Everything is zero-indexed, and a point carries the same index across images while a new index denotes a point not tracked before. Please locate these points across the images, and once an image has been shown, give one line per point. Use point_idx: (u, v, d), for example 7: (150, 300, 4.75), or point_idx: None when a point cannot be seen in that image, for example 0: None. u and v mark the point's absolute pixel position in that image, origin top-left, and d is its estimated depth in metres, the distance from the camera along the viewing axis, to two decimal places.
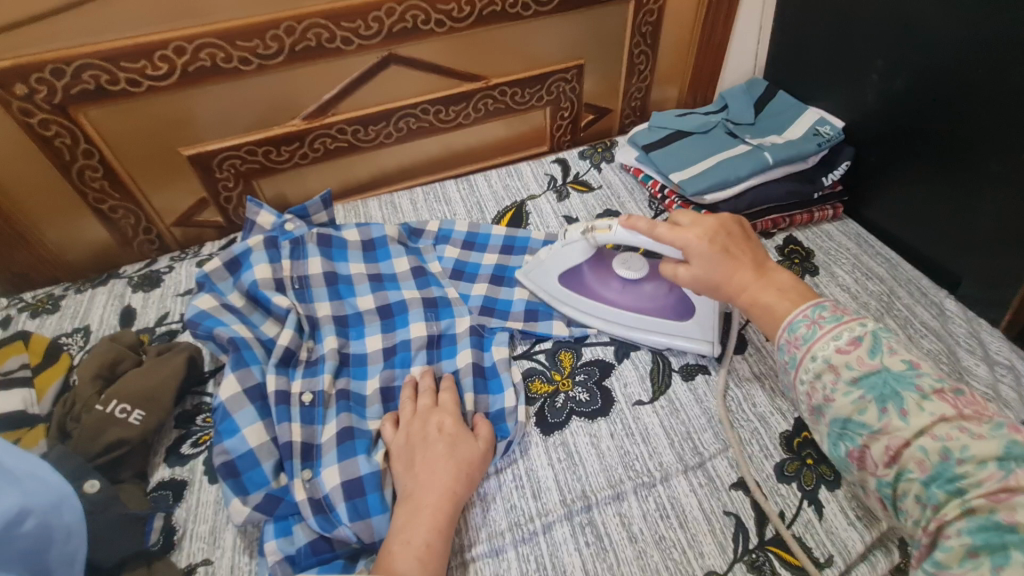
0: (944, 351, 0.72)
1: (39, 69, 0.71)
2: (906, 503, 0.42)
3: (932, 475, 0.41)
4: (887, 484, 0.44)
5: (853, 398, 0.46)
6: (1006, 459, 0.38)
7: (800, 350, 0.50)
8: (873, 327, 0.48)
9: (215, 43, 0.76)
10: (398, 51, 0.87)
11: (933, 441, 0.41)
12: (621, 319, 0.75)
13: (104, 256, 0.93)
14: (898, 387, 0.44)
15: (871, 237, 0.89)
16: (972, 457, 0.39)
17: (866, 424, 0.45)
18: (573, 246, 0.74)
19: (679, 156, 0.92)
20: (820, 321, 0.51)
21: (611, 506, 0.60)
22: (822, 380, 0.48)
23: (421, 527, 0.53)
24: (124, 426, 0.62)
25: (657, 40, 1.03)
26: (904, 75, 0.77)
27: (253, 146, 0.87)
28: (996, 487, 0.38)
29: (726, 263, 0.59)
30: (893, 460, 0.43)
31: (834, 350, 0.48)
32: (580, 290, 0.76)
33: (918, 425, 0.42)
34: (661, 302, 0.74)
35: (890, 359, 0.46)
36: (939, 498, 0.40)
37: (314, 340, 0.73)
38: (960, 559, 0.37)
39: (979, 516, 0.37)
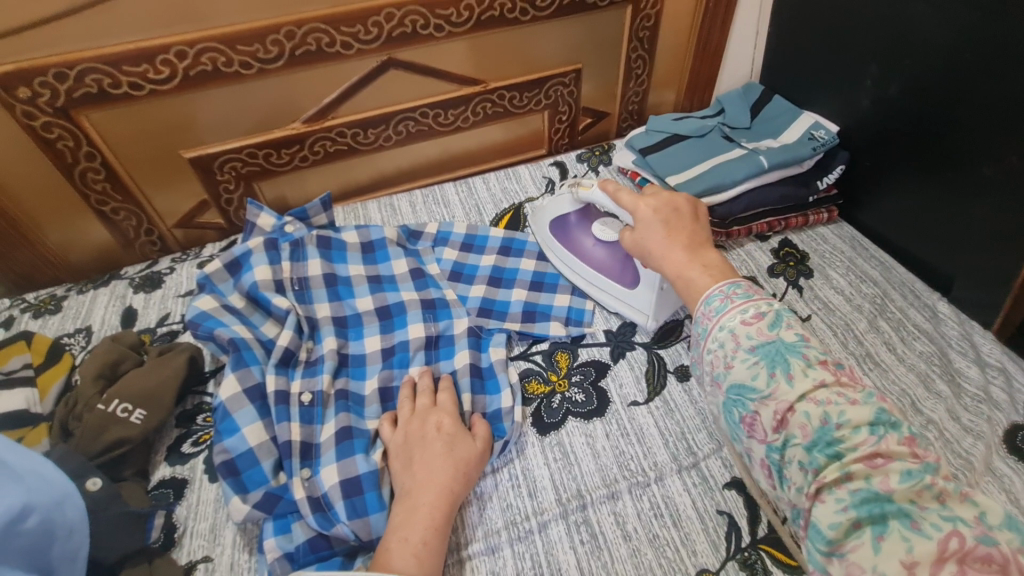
0: (936, 353, 0.73)
1: (43, 73, 0.72)
2: (791, 469, 0.47)
3: (813, 441, 0.45)
4: (775, 450, 0.48)
5: (749, 363, 0.50)
6: (876, 424, 0.44)
7: (711, 322, 0.55)
8: (776, 306, 0.53)
9: (217, 47, 0.77)
10: (397, 55, 0.87)
11: (815, 407, 0.46)
12: (580, 268, 0.81)
13: (106, 257, 0.93)
14: (787, 354, 0.49)
15: (866, 240, 0.90)
16: (849, 422, 0.44)
17: (757, 389, 0.49)
18: (563, 197, 0.83)
19: (675, 160, 0.93)
20: (732, 296, 0.55)
21: (606, 504, 0.61)
22: (725, 349, 0.52)
23: (419, 525, 0.54)
24: (125, 425, 0.62)
25: (655, 45, 1.04)
26: (898, 80, 0.78)
27: (254, 149, 0.88)
28: (869, 452, 0.43)
29: (662, 232, 0.65)
30: (781, 426, 0.47)
31: (740, 322, 0.53)
32: (560, 236, 0.83)
33: (802, 390, 0.47)
34: (618, 265, 0.78)
35: (785, 332, 0.51)
36: (820, 462, 0.44)
37: (313, 340, 0.74)
38: (845, 527, 0.41)
39: (859, 485, 0.42)
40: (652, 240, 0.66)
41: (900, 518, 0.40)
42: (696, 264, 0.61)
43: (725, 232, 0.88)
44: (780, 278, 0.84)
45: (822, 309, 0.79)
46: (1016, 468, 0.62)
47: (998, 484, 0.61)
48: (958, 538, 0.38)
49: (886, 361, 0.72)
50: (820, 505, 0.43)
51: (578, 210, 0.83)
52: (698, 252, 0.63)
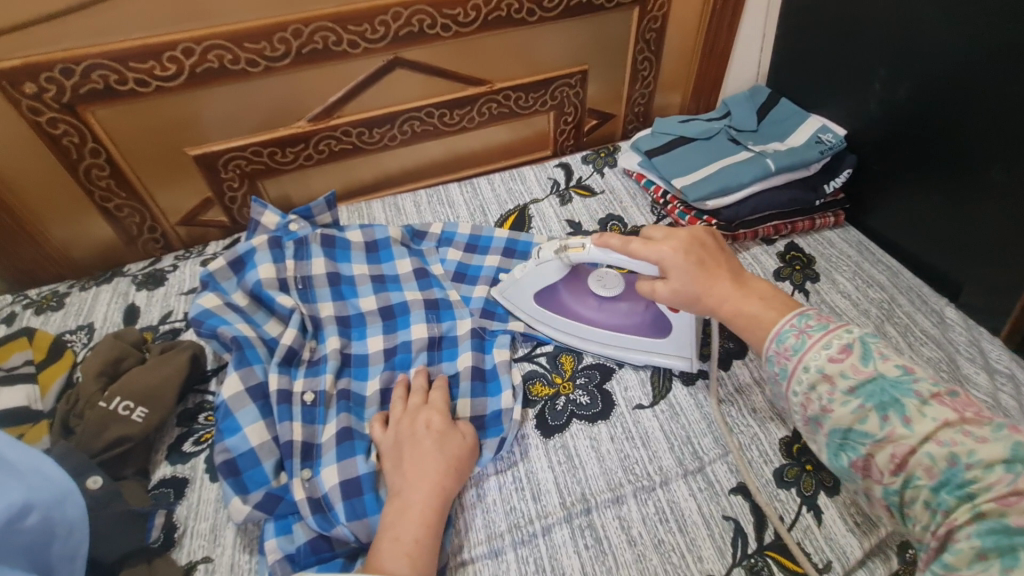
0: (944, 359, 0.72)
1: (49, 69, 0.71)
2: (915, 510, 0.41)
3: (941, 481, 0.39)
4: (895, 494, 0.42)
5: (851, 407, 0.44)
6: (1015, 461, 0.37)
7: (792, 361, 0.49)
8: (861, 333, 0.47)
9: (224, 45, 0.76)
10: (403, 55, 0.87)
11: (940, 448, 0.40)
12: (598, 334, 0.73)
13: (109, 255, 0.93)
14: (896, 394, 0.43)
15: (872, 245, 0.89)
16: (980, 462, 0.38)
17: (868, 434, 0.43)
18: (547, 264, 0.72)
19: (681, 162, 0.93)
20: (808, 330, 0.49)
21: (611, 509, 0.60)
22: (818, 392, 0.46)
23: (409, 524, 0.53)
24: (126, 423, 0.62)
25: (661, 47, 1.04)
26: (906, 84, 0.78)
27: (259, 147, 0.88)
28: (1006, 491, 0.36)
29: (701, 275, 0.58)
30: (900, 468, 0.41)
31: (827, 360, 0.47)
32: (557, 308, 0.75)
33: (922, 432, 0.41)
34: (637, 317, 0.72)
35: (884, 365, 0.45)
36: (950, 503, 0.38)
37: (317, 340, 0.74)
38: (971, 562, 0.36)
39: (990, 520, 0.36)
40: (694, 286, 0.58)
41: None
42: (752, 300, 0.55)
43: (730, 234, 0.88)
44: (786, 282, 0.83)
45: (829, 314, 0.79)
46: None
47: None
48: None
49: None
50: (950, 542, 0.37)
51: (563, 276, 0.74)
52: (745, 287, 0.57)
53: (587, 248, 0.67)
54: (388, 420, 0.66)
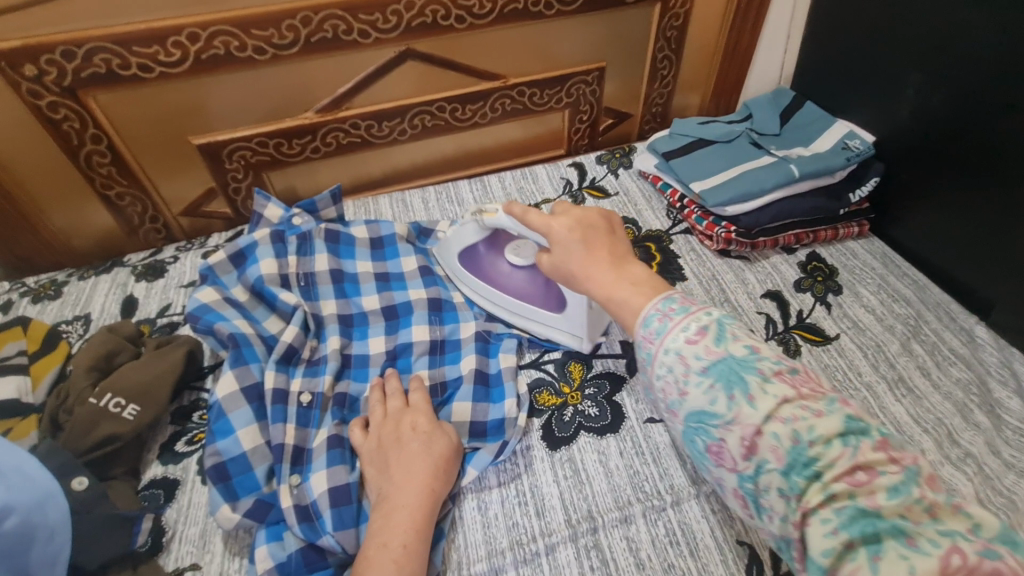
0: (974, 381, 0.69)
1: (50, 51, 0.69)
2: (768, 498, 0.39)
3: (788, 464, 0.38)
4: (748, 479, 0.40)
5: (704, 389, 0.42)
6: (847, 434, 0.38)
7: (653, 345, 0.46)
8: (717, 314, 0.46)
9: (230, 31, 0.74)
10: (415, 46, 0.84)
11: (782, 426, 0.39)
12: (502, 300, 0.74)
13: (110, 244, 0.91)
14: (742, 371, 0.41)
15: (898, 257, 0.86)
16: (820, 438, 0.38)
17: (716, 416, 0.41)
18: (466, 226, 0.73)
19: (700, 165, 0.89)
20: (670, 314, 0.46)
21: (618, 528, 0.57)
22: (674, 374, 0.44)
23: (396, 529, 0.51)
24: (117, 421, 0.60)
25: (682, 45, 1.01)
26: (942, 90, 0.74)
27: (265, 138, 0.85)
28: (846, 468, 0.37)
29: (581, 252, 0.56)
30: (750, 452, 0.40)
31: (684, 342, 0.44)
32: (471, 269, 0.76)
33: (766, 410, 0.40)
34: (540, 289, 0.72)
35: (734, 345, 0.43)
36: (801, 486, 0.38)
37: (318, 339, 0.71)
38: (837, 553, 0.35)
39: (843, 504, 0.36)
40: (573, 262, 0.56)
41: (894, 537, 0.34)
42: (623, 281, 0.52)
43: (750, 242, 0.84)
44: (808, 293, 0.80)
45: (852, 329, 0.75)
46: None
47: None
48: (959, 554, 0.33)
49: (921, 387, 0.68)
50: (808, 531, 0.37)
51: (484, 237, 0.74)
52: (624, 268, 0.53)
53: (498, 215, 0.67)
54: (366, 423, 0.63)
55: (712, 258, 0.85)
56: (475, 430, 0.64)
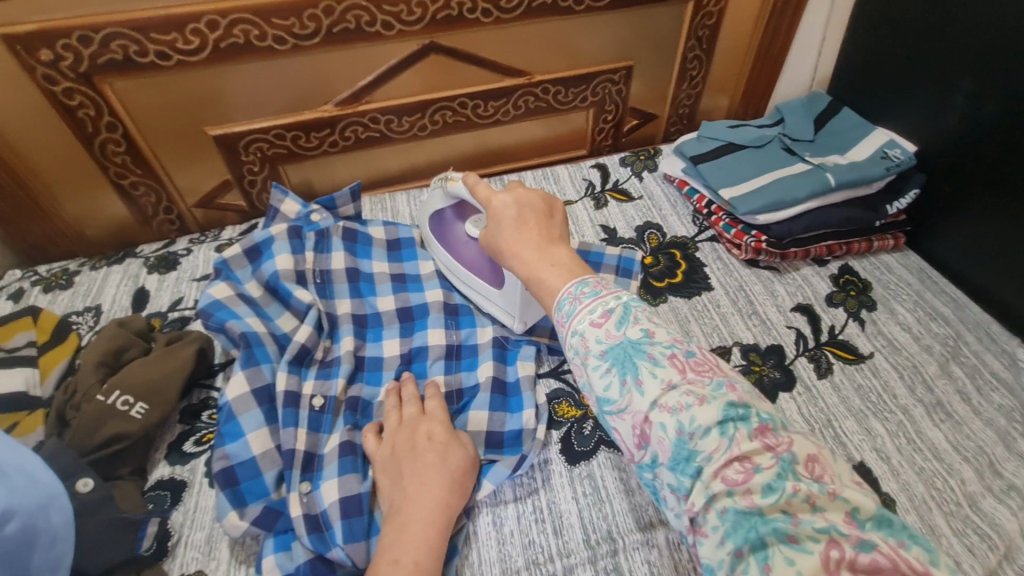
0: (1018, 408, 0.65)
1: (66, 35, 0.67)
2: (665, 491, 0.40)
3: (673, 458, 0.39)
4: (647, 470, 0.41)
5: (602, 373, 0.43)
6: (725, 423, 0.38)
7: (565, 328, 0.47)
8: (625, 298, 0.46)
9: (251, 19, 0.72)
10: (439, 40, 0.82)
11: (668, 416, 0.39)
12: (454, 267, 0.74)
13: (123, 234, 0.90)
14: (634, 356, 0.42)
15: (935, 273, 0.82)
16: (699, 429, 0.38)
17: (611, 402, 0.42)
18: (435, 192, 0.75)
19: (728, 170, 0.86)
20: (580, 297, 0.47)
21: (640, 551, 0.55)
22: (579, 357, 0.45)
23: (408, 545, 0.49)
24: (124, 419, 0.58)
25: (713, 45, 0.97)
26: (997, 98, 0.69)
27: (282, 130, 0.83)
28: (723, 461, 0.37)
29: (513, 228, 0.58)
30: (643, 441, 0.40)
31: (589, 324, 0.45)
32: (435, 234, 0.76)
33: (652, 397, 0.40)
34: (487, 263, 0.71)
35: (632, 329, 0.44)
36: (687, 485, 0.38)
37: (331, 339, 0.69)
38: (730, 564, 0.35)
39: (725, 505, 0.36)
40: (502, 237, 0.58)
41: (777, 539, 0.34)
42: (545, 261, 0.53)
43: (780, 252, 0.81)
44: (840, 308, 0.76)
45: (887, 347, 0.72)
46: None
47: None
48: (838, 548, 0.33)
49: (961, 413, 0.65)
50: (702, 541, 0.37)
51: (452, 204, 0.75)
52: (550, 248, 0.54)
53: (458, 181, 0.70)
54: (380, 429, 0.61)
55: (739, 268, 0.82)
56: (492, 441, 0.62)
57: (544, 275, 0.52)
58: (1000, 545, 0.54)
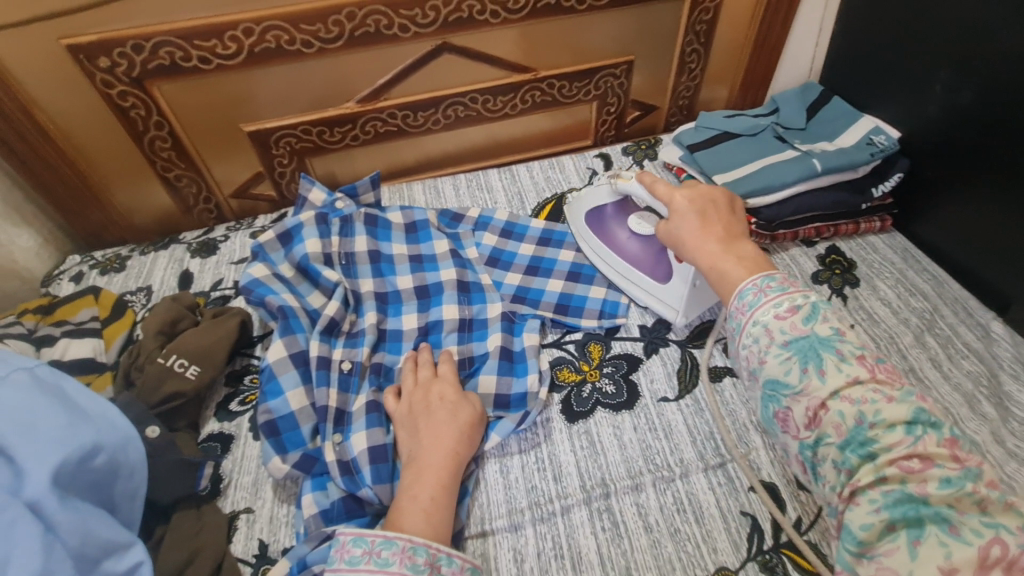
0: (985, 374, 0.71)
1: (122, 44, 0.76)
2: (824, 468, 0.47)
3: (847, 440, 0.45)
4: (808, 448, 0.48)
5: (782, 359, 0.50)
6: (913, 424, 0.44)
7: (745, 316, 0.54)
8: (813, 299, 0.53)
9: (281, 26, 0.79)
10: (452, 40, 0.89)
11: (850, 406, 0.46)
12: (613, 262, 0.82)
13: (166, 222, 0.99)
14: (820, 349, 0.49)
15: (919, 253, 0.87)
16: (883, 421, 0.44)
17: (790, 385, 0.49)
18: (601, 188, 0.84)
19: (723, 157, 0.91)
20: (765, 290, 0.55)
21: (629, 495, 0.62)
22: (759, 344, 0.52)
23: (425, 484, 0.57)
24: (181, 379, 0.67)
25: (711, 39, 1.03)
26: (971, 88, 0.74)
27: (309, 126, 0.91)
28: (904, 453, 0.43)
29: (698, 223, 0.65)
30: (813, 423, 0.47)
31: (773, 316, 0.52)
32: (595, 228, 0.85)
33: (836, 387, 0.47)
34: (653, 257, 0.78)
35: (821, 326, 0.51)
36: (853, 463, 0.45)
37: (357, 314, 0.78)
38: (879, 530, 0.42)
39: (892, 487, 0.42)
40: (686, 228, 0.65)
41: (937, 523, 0.40)
42: (732, 254, 0.61)
43: (770, 234, 0.86)
44: (824, 285, 0.82)
45: (866, 320, 0.77)
46: None
47: None
48: (1000, 546, 0.38)
49: (931, 378, 0.70)
50: (853, 507, 0.44)
51: (614, 201, 0.84)
52: (734, 244, 0.62)
53: (629, 181, 0.78)
54: (399, 391, 0.69)
55: None
56: (499, 402, 0.70)
57: (732, 269, 0.59)
58: None
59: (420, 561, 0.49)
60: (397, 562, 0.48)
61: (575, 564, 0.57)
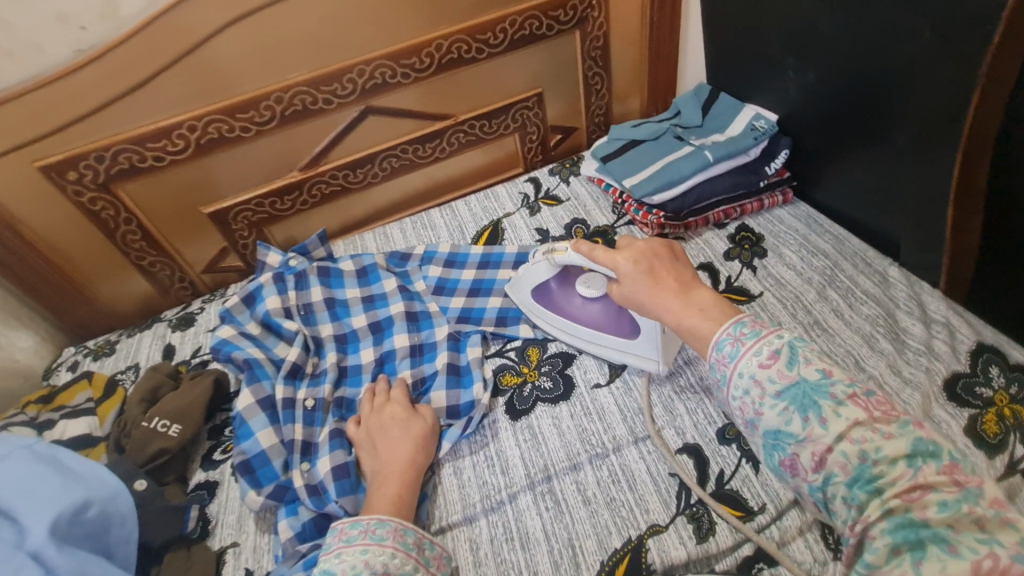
0: (882, 315, 0.77)
1: (86, 157, 0.87)
2: (835, 505, 0.45)
3: (853, 477, 0.43)
4: (817, 489, 0.46)
5: (779, 410, 0.48)
6: (914, 456, 0.42)
7: (728, 368, 0.53)
8: (789, 338, 0.51)
9: (221, 118, 0.91)
10: (374, 104, 1.00)
11: (852, 446, 0.44)
12: (578, 330, 0.81)
13: (148, 304, 1.09)
14: (815, 396, 0.47)
15: (821, 217, 0.94)
16: (885, 458, 0.42)
17: (792, 435, 0.47)
18: (538, 264, 0.83)
19: (632, 164, 1.01)
20: (742, 338, 0.53)
21: (569, 475, 0.69)
22: (751, 396, 0.50)
23: (381, 494, 0.64)
24: (164, 437, 0.75)
25: (608, 62, 1.14)
26: (813, 69, 0.84)
27: (261, 199, 1.02)
28: (909, 486, 0.41)
29: (648, 281, 0.63)
30: (820, 466, 0.45)
31: (757, 366, 0.51)
32: (547, 304, 0.84)
33: (837, 431, 0.45)
34: (615, 317, 0.78)
35: (807, 370, 0.49)
36: (862, 498, 0.43)
37: (318, 356, 0.86)
38: (885, 556, 0.39)
39: (900, 517, 0.40)
40: (641, 291, 0.63)
41: (937, 543, 0.38)
42: (693, 308, 0.59)
43: (681, 224, 0.95)
44: (735, 261, 0.90)
45: (774, 286, 0.85)
46: (954, 414, 0.66)
47: (936, 429, 0.65)
48: (993, 558, 0.36)
49: (834, 326, 0.77)
50: (869, 543, 0.41)
51: (556, 274, 0.83)
52: (690, 293, 0.60)
53: (567, 252, 0.77)
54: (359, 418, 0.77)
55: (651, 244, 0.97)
56: (451, 412, 0.78)
57: (699, 325, 0.57)
58: None
59: (410, 540, 0.58)
60: (391, 538, 0.56)
61: (525, 543, 0.64)
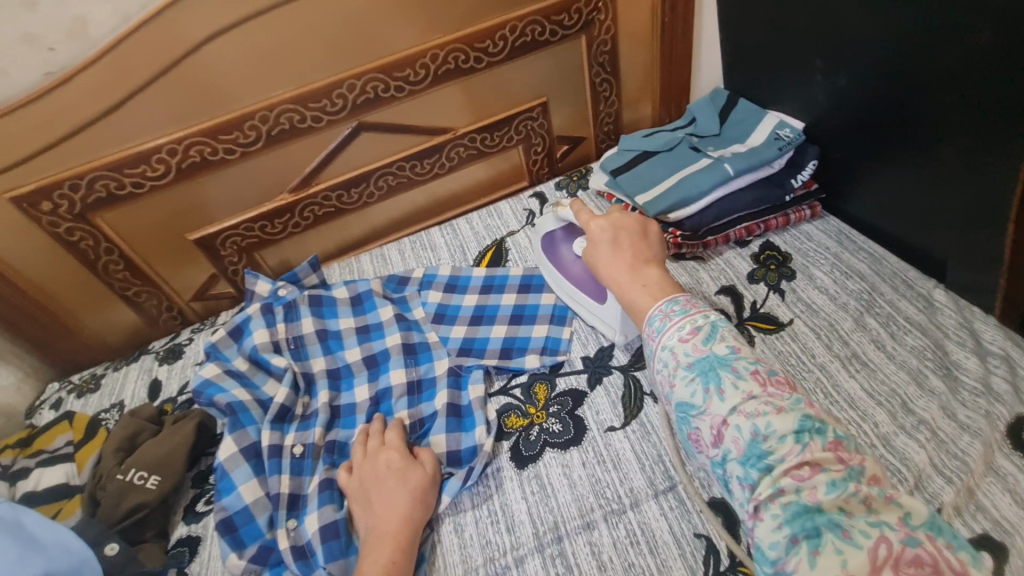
0: (930, 347, 0.69)
1: (60, 187, 0.82)
2: (734, 484, 0.46)
3: (746, 454, 0.45)
4: (719, 466, 0.48)
5: (687, 382, 0.50)
6: (801, 433, 0.44)
7: (656, 342, 0.55)
8: (713, 317, 0.54)
9: (203, 140, 0.85)
10: (366, 120, 0.94)
11: (745, 420, 0.46)
12: (561, 283, 0.84)
13: (137, 336, 1.04)
14: (718, 368, 0.49)
15: (854, 232, 0.86)
16: (775, 433, 0.44)
17: (695, 406, 0.49)
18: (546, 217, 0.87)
19: (644, 178, 0.93)
20: (671, 315, 0.56)
21: (582, 535, 0.62)
22: (668, 369, 0.52)
23: (371, 560, 0.57)
24: (142, 491, 0.69)
25: (617, 67, 1.07)
26: (844, 73, 0.76)
27: (251, 223, 0.97)
28: (795, 462, 0.43)
29: (610, 250, 0.66)
30: (718, 441, 0.47)
31: (678, 340, 0.53)
32: (545, 252, 0.87)
33: (732, 403, 0.47)
34: (591, 281, 0.79)
35: (719, 345, 0.51)
36: (754, 477, 0.44)
37: (310, 395, 0.80)
38: (784, 547, 0.40)
39: (789, 500, 0.42)
40: (599, 256, 0.66)
41: (831, 529, 0.39)
42: (637, 283, 0.61)
43: (700, 243, 0.87)
44: (760, 284, 0.82)
45: (806, 312, 0.77)
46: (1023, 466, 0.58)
47: (1002, 485, 0.57)
48: (885, 544, 0.38)
49: (875, 360, 0.70)
50: (758, 524, 0.42)
51: (562, 224, 0.85)
52: (641, 270, 0.63)
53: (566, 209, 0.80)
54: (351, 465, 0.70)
55: (667, 264, 0.89)
56: (451, 459, 0.71)
57: (639, 298, 0.60)
58: (910, 478, 0.59)
59: None
60: None
61: None
